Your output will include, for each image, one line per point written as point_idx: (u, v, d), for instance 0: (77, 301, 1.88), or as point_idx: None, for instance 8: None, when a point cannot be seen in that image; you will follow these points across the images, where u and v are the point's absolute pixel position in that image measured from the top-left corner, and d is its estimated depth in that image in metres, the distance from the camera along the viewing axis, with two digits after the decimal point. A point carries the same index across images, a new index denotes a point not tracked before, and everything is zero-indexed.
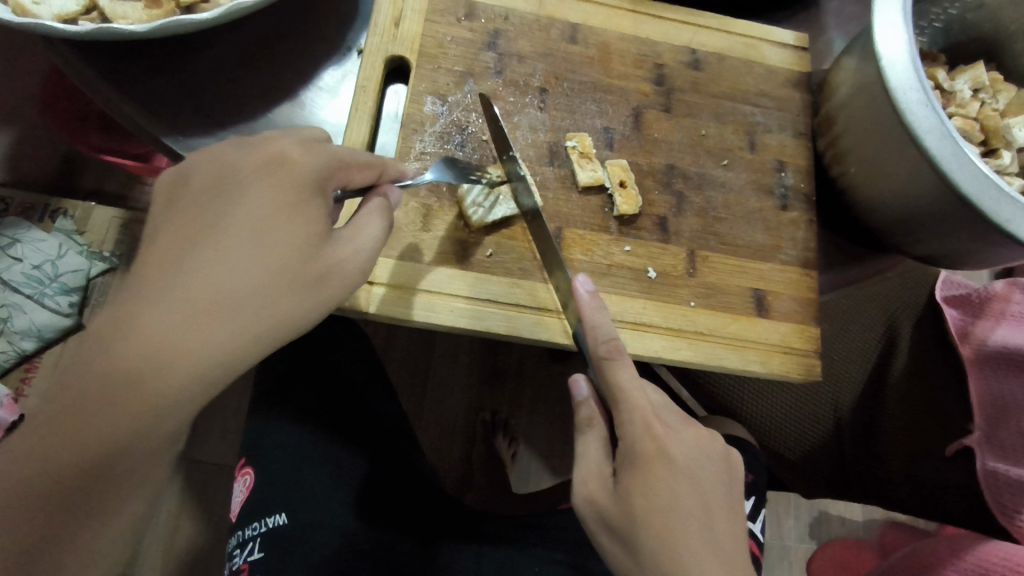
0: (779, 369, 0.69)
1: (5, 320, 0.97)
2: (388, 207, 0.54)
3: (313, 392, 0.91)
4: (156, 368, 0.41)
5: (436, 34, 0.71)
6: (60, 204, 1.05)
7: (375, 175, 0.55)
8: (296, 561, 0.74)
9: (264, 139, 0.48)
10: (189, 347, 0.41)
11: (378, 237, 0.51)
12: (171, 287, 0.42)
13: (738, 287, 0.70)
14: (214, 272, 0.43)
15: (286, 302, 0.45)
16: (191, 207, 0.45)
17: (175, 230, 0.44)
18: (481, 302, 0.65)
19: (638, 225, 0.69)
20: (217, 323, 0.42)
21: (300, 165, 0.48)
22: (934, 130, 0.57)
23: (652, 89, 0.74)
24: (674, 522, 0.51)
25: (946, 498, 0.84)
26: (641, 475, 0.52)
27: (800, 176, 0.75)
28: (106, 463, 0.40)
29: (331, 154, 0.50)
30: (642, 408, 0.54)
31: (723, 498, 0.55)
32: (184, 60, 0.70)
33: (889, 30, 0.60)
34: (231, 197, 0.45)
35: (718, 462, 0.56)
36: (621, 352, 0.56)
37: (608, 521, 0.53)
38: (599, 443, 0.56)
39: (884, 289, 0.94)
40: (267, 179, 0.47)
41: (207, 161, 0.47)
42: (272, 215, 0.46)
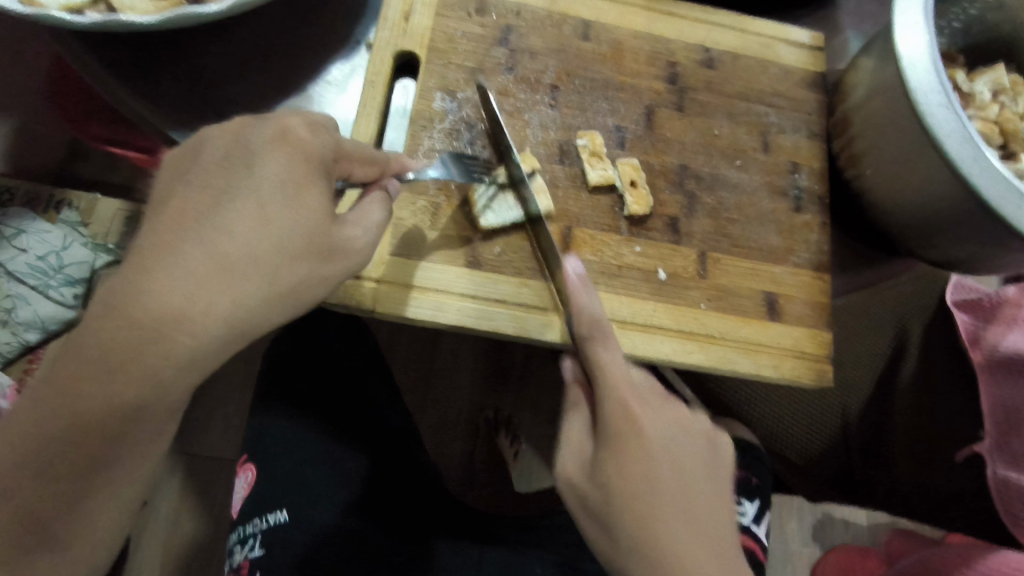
0: (791, 374, 0.68)
1: (10, 311, 0.97)
2: (389, 199, 0.54)
3: (316, 380, 0.91)
4: (158, 340, 0.41)
5: (446, 29, 0.70)
6: (63, 195, 1.04)
7: (376, 171, 0.54)
8: (289, 560, 0.74)
9: (270, 116, 0.46)
10: (190, 323, 0.41)
11: (379, 224, 0.52)
12: (172, 256, 0.41)
13: (750, 291, 0.69)
14: (214, 244, 0.42)
15: (288, 276, 0.45)
16: (195, 182, 0.43)
17: (178, 202, 0.43)
18: (487, 301, 0.64)
19: (649, 226, 0.68)
20: (220, 295, 0.42)
21: (306, 144, 0.46)
22: (955, 133, 0.56)
23: (665, 87, 0.73)
24: (648, 496, 0.50)
25: (951, 508, 0.84)
26: (614, 452, 0.51)
27: (814, 177, 0.74)
28: (112, 423, 0.42)
29: (336, 141, 0.49)
30: (616, 385, 0.52)
31: (703, 474, 0.53)
32: (190, 51, 0.69)
33: (908, 30, 0.59)
34: (236, 173, 0.44)
35: (699, 443, 0.55)
36: (602, 332, 0.54)
37: (587, 502, 0.51)
38: (582, 423, 0.55)
39: (898, 293, 0.92)
40: (272, 154, 0.45)
41: (215, 137, 0.45)
42: (278, 191, 0.44)
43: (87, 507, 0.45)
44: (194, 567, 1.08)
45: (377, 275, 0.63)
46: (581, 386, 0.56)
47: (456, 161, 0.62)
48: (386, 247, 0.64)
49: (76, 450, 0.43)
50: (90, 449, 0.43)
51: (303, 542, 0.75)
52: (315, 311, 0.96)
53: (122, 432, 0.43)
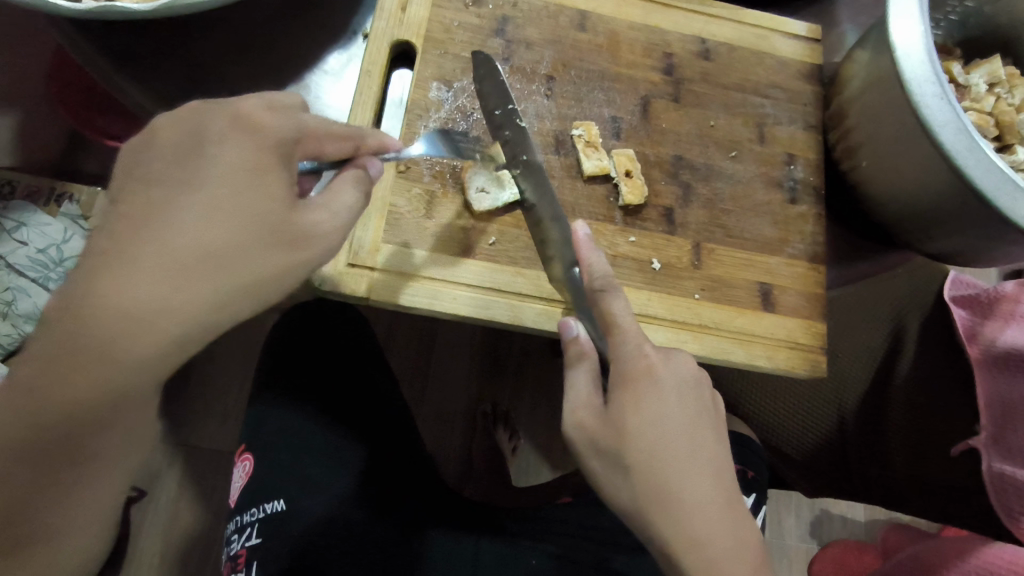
0: (786, 364, 0.68)
1: (10, 303, 0.97)
2: (365, 179, 0.52)
3: (307, 371, 0.90)
4: (124, 334, 0.40)
5: (443, 19, 0.70)
6: (65, 188, 1.04)
7: (350, 147, 0.53)
8: (292, 543, 0.74)
9: (224, 103, 0.45)
10: (159, 317, 0.40)
11: (352, 207, 0.50)
12: (133, 249, 0.40)
13: (745, 281, 0.69)
14: (177, 232, 0.41)
15: (257, 266, 0.44)
16: (155, 173, 0.42)
17: (138, 195, 0.41)
18: (484, 289, 0.64)
19: (644, 216, 0.68)
20: (189, 288, 0.41)
21: (265, 129, 0.45)
22: (950, 123, 0.56)
23: (660, 78, 0.73)
24: (662, 436, 0.51)
25: (956, 508, 0.82)
26: (629, 393, 0.52)
27: (809, 169, 0.74)
28: (87, 418, 0.41)
29: (297, 122, 0.48)
30: (630, 331, 0.54)
31: (712, 419, 0.55)
32: (187, 40, 0.69)
33: (903, 20, 0.59)
34: (196, 162, 0.43)
35: (710, 394, 0.56)
36: (614, 285, 0.55)
37: (598, 444, 0.52)
38: (588, 373, 0.55)
39: (893, 287, 0.93)
40: (230, 138, 0.44)
41: (171, 121, 0.44)
42: (241, 176, 0.44)
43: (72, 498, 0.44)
44: (192, 558, 1.08)
45: (372, 263, 0.63)
46: (587, 342, 0.57)
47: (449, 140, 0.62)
48: (382, 236, 0.64)
49: (57, 446, 0.42)
50: (69, 443, 0.42)
51: (305, 528, 0.76)
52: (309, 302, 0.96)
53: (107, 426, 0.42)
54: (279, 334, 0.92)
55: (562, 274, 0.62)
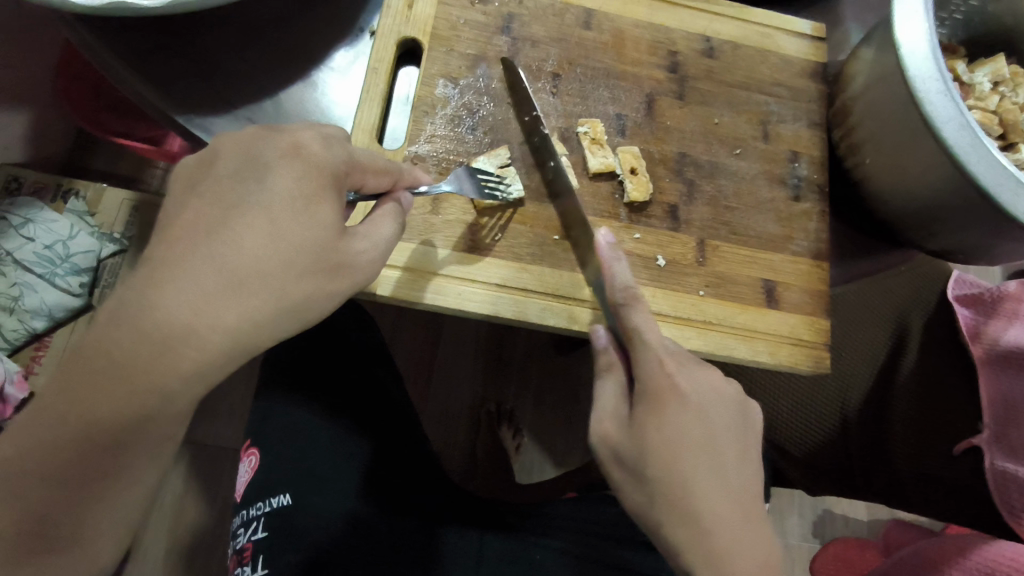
0: (788, 360, 0.68)
1: (16, 299, 0.97)
2: (401, 212, 0.54)
3: (338, 380, 0.91)
4: (167, 353, 0.42)
5: (449, 16, 0.71)
6: (71, 185, 1.06)
7: (389, 181, 0.54)
8: (297, 540, 0.74)
9: (281, 132, 0.47)
10: (195, 331, 0.42)
11: (390, 238, 0.52)
12: (182, 272, 0.42)
13: (748, 278, 0.70)
14: (225, 256, 0.43)
15: (297, 291, 0.45)
16: (206, 192, 0.44)
17: (185, 212, 0.44)
18: (490, 285, 0.65)
19: (649, 212, 0.69)
20: (227, 309, 0.43)
21: (318, 159, 0.47)
22: (954, 121, 0.56)
23: (665, 76, 0.73)
24: (684, 452, 0.51)
25: (954, 500, 0.82)
26: (651, 409, 0.53)
27: (813, 167, 0.75)
28: (125, 429, 0.43)
29: (348, 153, 0.50)
30: (653, 344, 0.54)
31: (734, 434, 0.55)
32: (196, 38, 0.70)
33: (908, 18, 0.59)
34: (249, 185, 0.45)
35: (731, 404, 0.56)
36: (637, 297, 0.56)
37: (621, 457, 0.54)
38: (616, 388, 0.57)
39: (896, 283, 0.93)
40: (283, 168, 0.46)
41: (230, 145, 0.46)
42: (289, 203, 0.45)
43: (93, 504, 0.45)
44: (198, 553, 1.09)
45: None
46: (615, 352, 0.59)
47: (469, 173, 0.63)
48: None
49: (88, 450, 0.43)
50: (102, 449, 0.43)
51: (315, 528, 0.76)
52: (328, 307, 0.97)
53: (136, 428, 0.43)
54: (304, 342, 0.93)
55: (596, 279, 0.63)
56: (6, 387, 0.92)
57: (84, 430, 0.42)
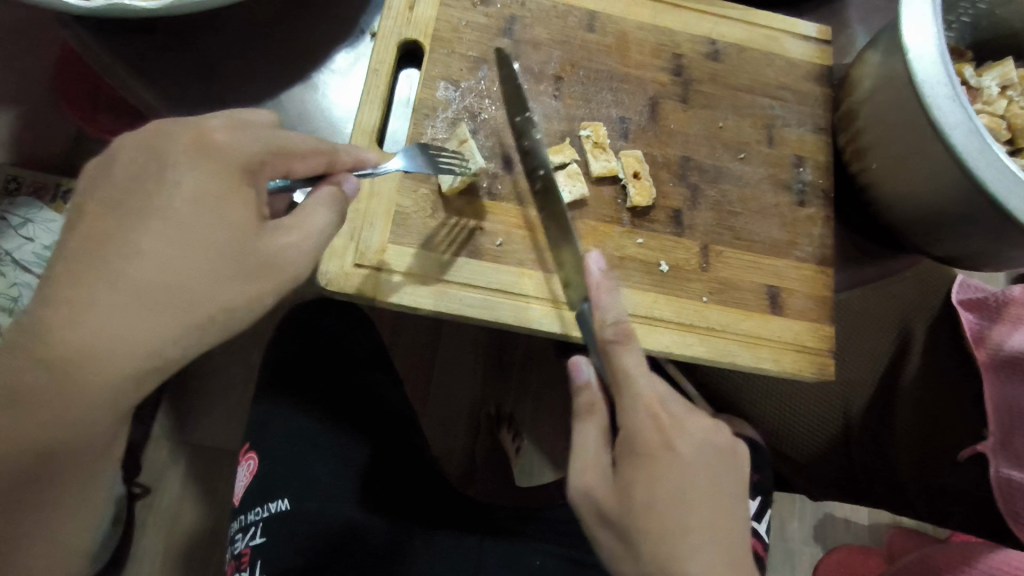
0: (792, 367, 0.68)
1: (15, 300, 0.96)
2: (340, 197, 0.51)
3: (305, 383, 0.90)
4: (70, 377, 0.42)
5: (450, 18, 0.70)
6: (70, 185, 1.04)
7: (322, 165, 0.52)
8: (288, 546, 0.74)
9: (191, 125, 0.45)
10: (122, 337, 0.42)
11: (325, 229, 0.49)
12: (82, 292, 0.41)
13: (753, 284, 0.69)
14: (125, 274, 0.42)
15: (209, 299, 0.44)
16: (119, 198, 0.43)
17: (102, 220, 0.43)
18: (489, 292, 0.64)
19: (652, 217, 0.68)
20: (132, 327, 0.42)
21: (227, 152, 0.45)
22: (961, 125, 0.55)
23: (669, 79, 0.73)
24: (678, 511, 0.51)
25: (956, 505, 0.82)
26: (642, 466, 0.52)
27: (818, 172, 0.74)
28: (52, 446, 0.44)
29: (264, 139, 0.47)
30: (644, 392, 0.54)
31: (728, 477, 0.55)
32: (196, 39, 0.70)
33: (916, 22, 0.58)
34: (156, 187, 0.44)
35: (726, 450, 0.56)
36: (629, 334, 0.55)
37: (607, 514, 0.52)
38: (597, 428, 0.56)
39: (902, 287, 0.91)
40: (186, 170, 0.44)
41: (138, 145, 0.44)
42: (192, 208, 0.44)
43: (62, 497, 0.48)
44: (196, 556, 1.08)
45: (378, 264, 0.63)
46: (597, 391, 0.57)
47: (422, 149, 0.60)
48: (389, 237, 0.64)
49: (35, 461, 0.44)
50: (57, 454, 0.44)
51: (311, 532, 0.75)
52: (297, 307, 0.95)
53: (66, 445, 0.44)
54: (302, 347, 0.92)
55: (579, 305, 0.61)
56: None
57: (20, 450, 0.43)
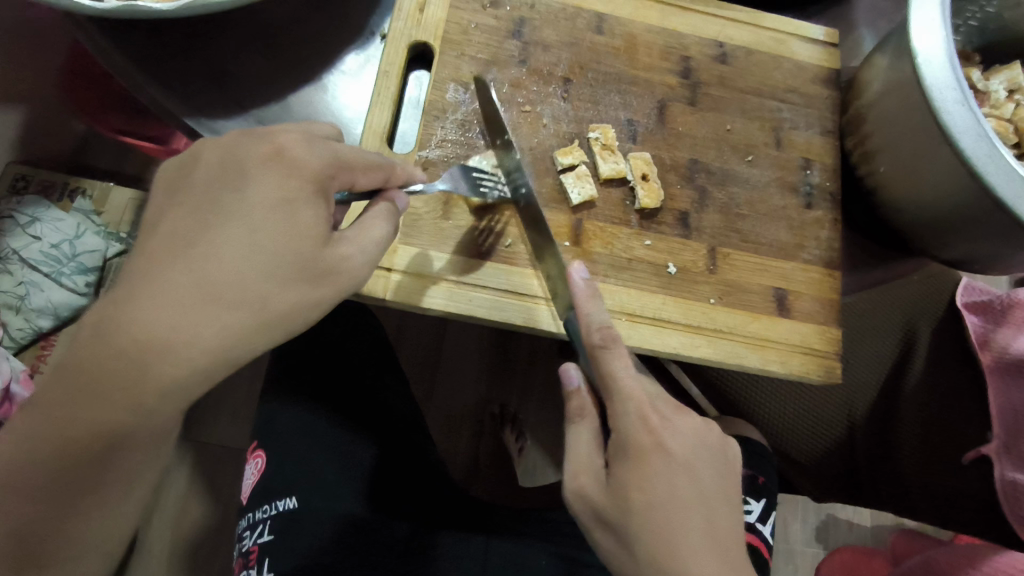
0: (799, 369, 0.68)
1: (23, 298, 0.97)
2: (395, 212, 0.52)
3: (327, 381, 0.90)
4: (143, 368, 0.43)
5: (461, 20, 0.70)
6: (78, 183, 1.05)
7: (381, 179, 0.53)
8: (295, 542, 0.74)
9: (267, 135, 0.47)
10: (179, 343, 0.43)
11: (381, 241, 0.50)
12: (159, 285, 0.43)
13: (760, 286, 0.69)
14: (204, 271, 0.44)
15: (278, 302, 0.46)
16: (190, 203, 0.46)
17: (169, 227, 0.45)
18: (499, 292, 0.65)
19: (660, 219, 0.68)
20: (205, 323, 0.44)
21: (299, 163, 0.47)
22: (970, 130, 0.56)
23: (677, 81, 0.73)
24: (671, 515, 0.50)
25: (960, 509, 0.82)
26: (634, 469, 0.51)
27: (826, 174, 0.74)
28: (106, 439, 0.45)
29: (332, 153, 0.49)
30: (633, 395, 0.53)
31: (720, 473, 0.55)
32: (208, 40, 0.70)
33: (925, 26, 0.58)
34: (227, 194, 0.45)
35: (715, 450, 0.55)
36: (615, 340, 0.55)
37: (602, 515, 0.52)
38: (591, 435, 0.55)
39: (906, 292, 0.92)
40: (262, 175, 0.46)
41: (214, 152, 0.47)
42: (261, 211, 0.45)
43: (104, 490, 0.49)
44: (200, 554, 1.09)
45: (389, 264, 0.63)
46: (588, 395, 0.56)
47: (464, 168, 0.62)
48: (399, 237, 0.64)
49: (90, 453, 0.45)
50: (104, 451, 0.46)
51: (313, 532, 0.75)
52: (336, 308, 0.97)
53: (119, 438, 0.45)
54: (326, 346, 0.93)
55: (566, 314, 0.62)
56: (11, 386, 0.91)
57: (81, 440, 0.45)
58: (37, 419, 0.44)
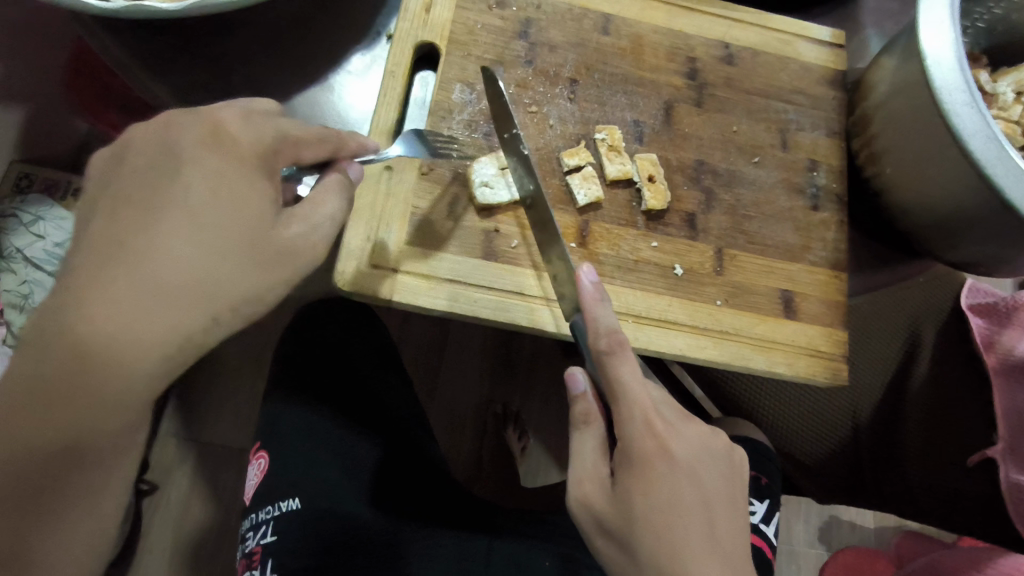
0: (806, 371, 0.68)
1: (26, 297, 0.98)
2: (347, 184, 0.53)
3: (312, 378, 0.90)
4: (104, 358, 0.43)
5: (467, 20, 0.70)
6: (81, 182, 1.06)
7: (329, 151, 0.53)
8: (305, 546, 0.74)
9: (201, 114, 0.47)
10: (140, 332, 0.43)
11: (335, 214, 0.51)
12: (110, 274, 0.43)
13: (767, 287, 0.69)
14: (153, 258, 0.44)
15: (238, 283, 0.46)
16: (128, 191, 0.45)
17: (113, 215, 0.45)
18: (504, 292, 0.64)
19: (665, 221, 0.68)
20: (162, 309, 0.44)
21: (238, 142, 0.47)
22: (980, 132, 0.55)
23: (684, 82, 0.73)
24: (675, 522, 0.50)
25: (963, 511, 0.81)
26: (640, 477, 0.51)
27: (832, 176, 0.74)
28: (72, 433, 0.45)
29: (271, 128, 0.49)
30: (639, 400, 0.51)
31: (722, 476, 0.55)
32: (214, 39, 0.70)
33: (933, 27, 0.58)
34: (166, 179, 0.45)
35: (719, 454, 0.55)
36: (622, 345, 0.53)
37: (606, 525, 0.52)
38: (596, 441, 0.54)
39: (911, 295, 0.91)
40: (202, 158, 0.46)
41: (146, 139, 0.47)
42: (209, 194, 0.46)
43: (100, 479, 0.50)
44: (203, 552, 1.09)
45: (394, 265, 0.63)
46: (593, 400, 0.55)
47: (419, 132, 0.61)
48: (404, 237, 0.64)
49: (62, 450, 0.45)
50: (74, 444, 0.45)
51: (313, 529, 0.76)
52: (313, 305, 0.97)
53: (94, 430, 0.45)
54: (307, 342, 0.93)
55: (571, 315, 0.61)
56: None
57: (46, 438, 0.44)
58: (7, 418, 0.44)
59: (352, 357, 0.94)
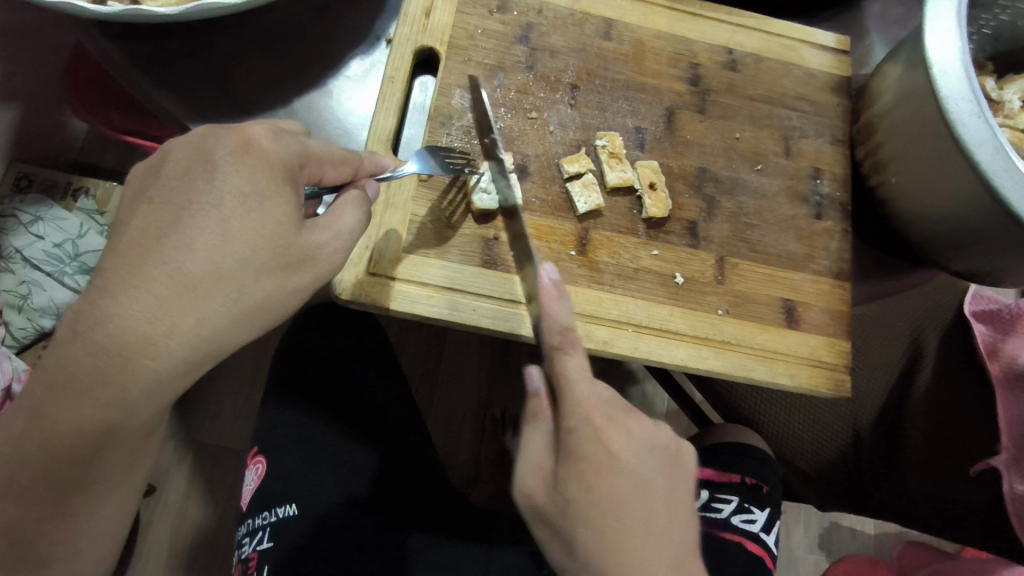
0: (808, 383, 0.67)
1: (25, 297, 0.96)
2: (365, 199, 0.53)
3: (316, 382, 0.89)
4: (123, 364, 0.43)
5: (467, 25, 0.69)
6: (81, 183, 1.06)
7: (349, 172, 0.54)
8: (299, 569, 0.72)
9: (233, 127, 0.47)
10: (157, 339, 0.43)
11: (354, 227, 0.51)
12: (136, 280, 0.42)
13: (768, 297, 0.68)
14: (178, 265, 0.43)
15: (256, 291, 0.46)
16: (160, 196, 0.45)
17: (139, 223, 0.44)
18: (503, 300, 0.64)
19: (667, 229, 0.68)
20: (182, 316, 0.43)
21: (270, 155, 0.47)
22: (987, 143, 0.54)
23: (686, 88, 0.72)
24: (611, 520, 0.47)
25: (967, 524, 0.80)
26: (581, 473, 0.49)
27: (835, 184, 0.73)
28: (87, 445, 0.45)
29: (301, 146, 0.49)
30: (584, 395, 0.50)
31: (667, 474, 0.52)
32: (211, 42, 0.69)
33: (940, 35, 0.57)
34: (196, 183, 0.45)
35: (665, 452, 0.52)
36: (574, 343, 0.52)
37: (547, 520, 0.50)
38: (543, 437, 0.52)
39: (915, 302, 0.90)
40: (234, 167, 0.45)
41: (177, 147, 0.46)
42: (241, 204, 0.45)
43: (91, 491, 0.48)
44: (200, 555, 1.08)
45: (393, 273, 0.63)
46: (546, 398, 0.53)
47: (431, 147, 0.62)
48: (403, 244, 0.64)
49: (71, 461, 0.45)
50: (90, 454, 0.46)
51: (298, 535, 0.75)
52: (326, 306, 0.97)
53: (103, 438, 0.45)
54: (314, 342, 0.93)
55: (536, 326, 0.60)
56: (12, 386, 0.88)
57: (64, 447, 0.45)
58: (31, 425, 0.44)
59: (349, 365, 0.93)
